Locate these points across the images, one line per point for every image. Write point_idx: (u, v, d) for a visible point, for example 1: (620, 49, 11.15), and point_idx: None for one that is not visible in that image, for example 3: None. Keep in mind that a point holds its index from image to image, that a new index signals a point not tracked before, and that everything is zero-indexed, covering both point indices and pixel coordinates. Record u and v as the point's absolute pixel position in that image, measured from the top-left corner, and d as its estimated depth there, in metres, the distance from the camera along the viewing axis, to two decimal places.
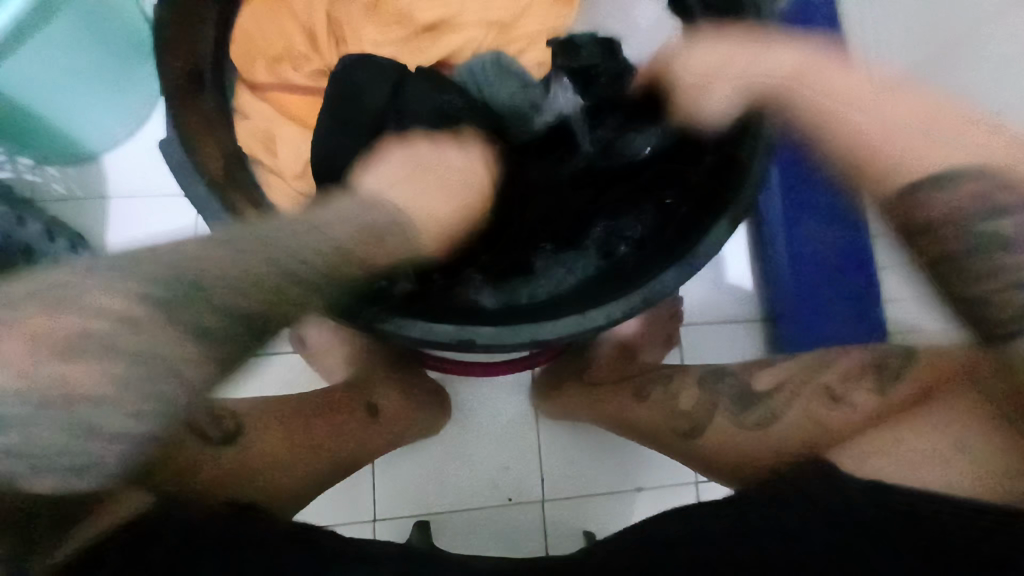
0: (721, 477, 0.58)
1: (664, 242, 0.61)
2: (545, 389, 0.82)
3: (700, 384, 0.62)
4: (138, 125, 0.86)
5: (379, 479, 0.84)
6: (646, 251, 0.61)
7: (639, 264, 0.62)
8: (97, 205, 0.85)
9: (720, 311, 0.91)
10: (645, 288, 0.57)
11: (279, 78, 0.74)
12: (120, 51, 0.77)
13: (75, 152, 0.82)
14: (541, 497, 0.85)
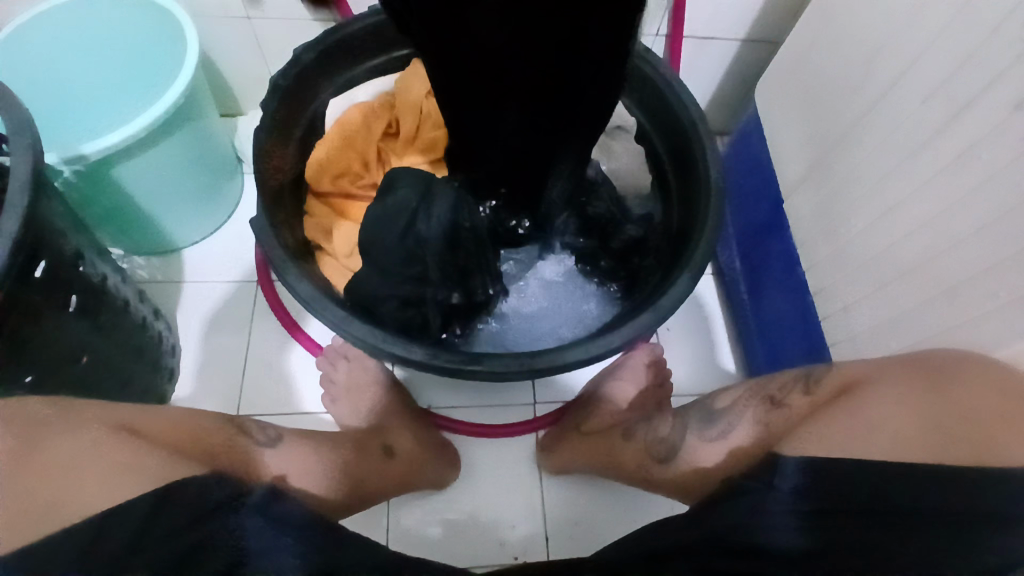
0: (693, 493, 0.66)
1: (635, 314, 0.80)
2: (548, 447, 0.91)
3: (674, 417, 0.73)
4: (219, 227, 1.07)
5: (393, 534, 0.90)
6: (620, 321, 0.80)
7: (614, 324, 0.80)
8: (171, 287, 1.03)
9: (708, 383, 1.01)
10: (622, 341, 0.75)
11: (340, 189, 0.93)
12: (215, 170, 1.00)
13: (162, 245, 1.02)
14: (546, 557, 0.90)
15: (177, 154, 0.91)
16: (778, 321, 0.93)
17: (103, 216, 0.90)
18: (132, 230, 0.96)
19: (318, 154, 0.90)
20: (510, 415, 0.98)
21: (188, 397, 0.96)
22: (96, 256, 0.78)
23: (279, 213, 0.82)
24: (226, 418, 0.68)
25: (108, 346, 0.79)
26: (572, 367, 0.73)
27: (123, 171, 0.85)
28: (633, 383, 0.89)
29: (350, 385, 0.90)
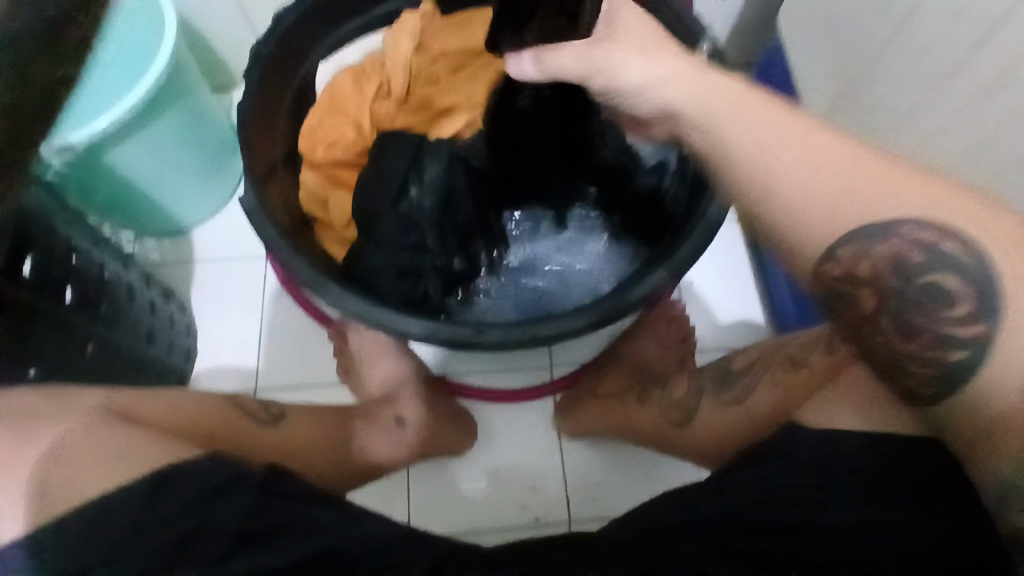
0: (710, 458, 0.64)
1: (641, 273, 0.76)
2: (566, 411, 0.88)
3: (690, 378, 0.70)
4: (225, 205, 1.05)
5: (415, 500, 0.90)
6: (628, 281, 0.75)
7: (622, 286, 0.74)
8: (184, 268, 1.03)
9: (733, 337, 0.97)
10: (620, 299, 0.70)
11: (332, 157, 0.87)
12: (215, 147, 0.98)
13: (170, 228, 1.02)
14: (568, 518, 0.89)
15: (169, 135, 0.88)
16: (807, 265, 0.91)
17: (106, 205, 0.90)
18: (138, 216, 0.95)
19: (308, 123, 0.88)
20: (526, 380, 0.96)
21: (207, 375, 0.96)
22: (92, 244, 0.80)
23: (273, 189, 0.79)
24: (230, 399, 0.67)
25: (116, 332, 0.80)
26: (567, 328, 0.69)
27: (114, 157, 0.83)
28: (650, 343, 0.85)
29: (361, 357, 0.89)
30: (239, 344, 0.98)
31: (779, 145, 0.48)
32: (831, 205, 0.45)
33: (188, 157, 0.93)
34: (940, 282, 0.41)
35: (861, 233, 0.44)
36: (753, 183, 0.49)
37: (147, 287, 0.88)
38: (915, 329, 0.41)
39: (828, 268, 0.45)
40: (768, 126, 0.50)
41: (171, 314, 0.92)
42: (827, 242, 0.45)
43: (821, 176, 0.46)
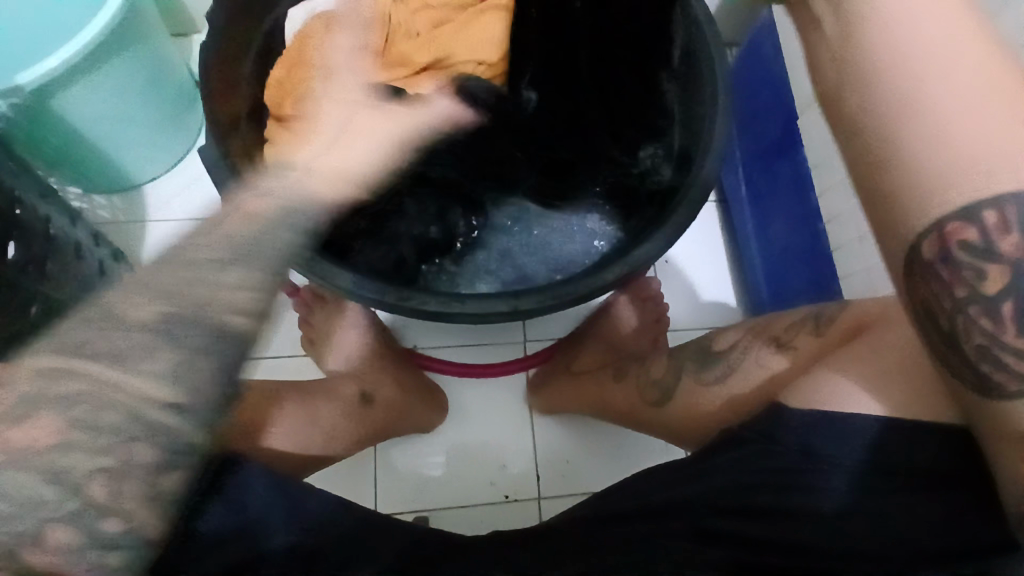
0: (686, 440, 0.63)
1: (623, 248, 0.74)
2: (538, 387, 0.87)
3: (668, 357, 0.68)
4: (182, 160, 0.98)
5: (381, 475, 0.88)
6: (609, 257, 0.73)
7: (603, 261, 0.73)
8: (136, 229, 0.96)
9: (709, 317, 0.96)
10: (599, 274, 0.68)
11: (302, 112, 0.79)
12: (174, 96, 0.91)
13: (120, 181, 0.94)
14: (537, 495, 0.88)
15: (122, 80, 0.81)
16: (787, 249, 0.89)
17: (51, 152, 0.83)
18: (85, 166, 0.88)
19: (276, 73, 0.82)
20: (498, 355, 0.94)
21: None
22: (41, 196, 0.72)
23: (234, 145, 0.74)
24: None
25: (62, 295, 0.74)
26: (546, 300, 0.67)
27: (62, 101, 0.76)
28: (627, 320, 0.84)
29: (326, 327, 0.84)
30: None
31: (944, 52, 0.34)
32: (975, 154, 0.33)
33: (146, 106, 0.86)
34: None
35: (1015, 197, 0.32)
36: (897, 89, 0.34)
37: (98, 246, 0.81)
38: (1004, 357, 0.34)
39: (946, 233, 0.34)
40: (933, 5, 0.34)
41: (124, 276, 0.85)
42: (967, 201, 0.33)
43: (989, 114, 0.33)
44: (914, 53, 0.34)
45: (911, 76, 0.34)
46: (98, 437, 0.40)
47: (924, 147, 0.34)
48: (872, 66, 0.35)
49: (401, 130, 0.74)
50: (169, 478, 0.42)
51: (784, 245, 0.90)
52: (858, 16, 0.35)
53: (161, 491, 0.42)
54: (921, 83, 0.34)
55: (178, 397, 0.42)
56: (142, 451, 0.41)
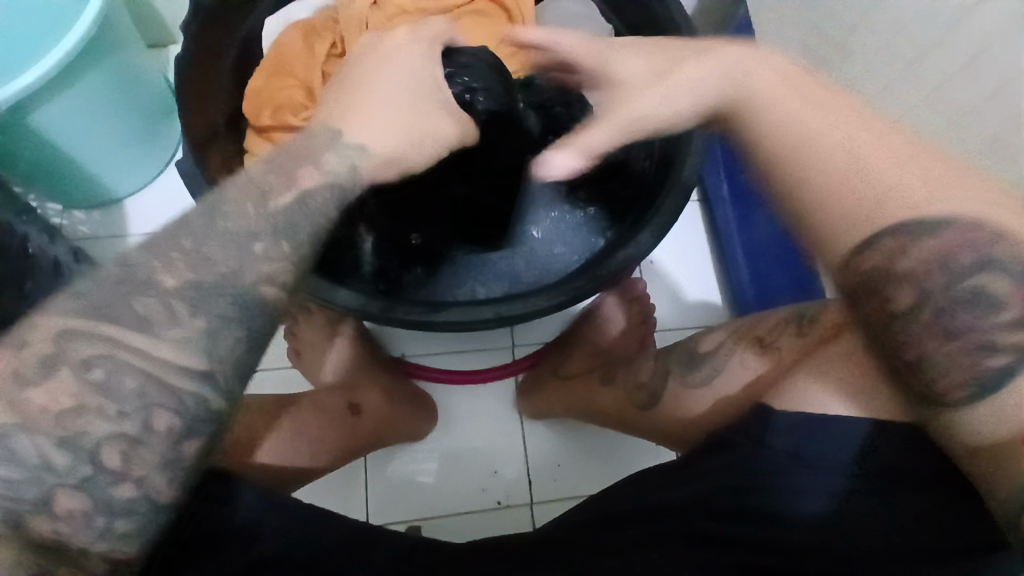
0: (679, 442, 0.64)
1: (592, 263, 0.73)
2: (526, 392, 0.87)
3: (656, 359, 0.68)
4: (162, 173, 0.97)
5: (372, 485, 0.87)
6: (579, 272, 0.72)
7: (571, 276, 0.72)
8: (116, 243, 0.94)
9: (696, 317, 0.97)
10: (569, 289, 0.68)
11: (282, 123, 0.79)
12: (150, 109, 0.89)
13: (100, 197, 0.93)
14: (529, 499, 0.88)
15: (99, 95, 0.80)
16: (767, 249, 0.91)
17: (30, 170, 0.82)
18: (65, 183, 0.87)
19: (253, 84, 0.81)
20: (487, 360, 0.93)
21: None
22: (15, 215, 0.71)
23: (214, 159, 0.73)
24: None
25: None
26: (507, 312, 0.67)
27: (39, 119, 0.75)
28: (615, 321, 0.84)
29: (310, 338, 0.83)
30: None
31: (841, 136, 0.46)
32: (888, 191, 0.43)
33: (121, 119, 0.85)
34: (991, 284, 0.39)
35: (920, 224, 0.41)
36: (815, 161, 0.46)
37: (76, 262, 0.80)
38: (959, 329, 0.39)
39: (864, 260, 0.43)
40: (816, 117, 0.47)
41: None
42: (884, 226, 0.43)
43: (891, 167, 0.44)
44: (815, 134, 0.47)
45: (833, 147, 0.46)
46: (113, 407, 0.38)
47: (850, 189, 0.44)
48: (790, 150, 0.47)
49: None
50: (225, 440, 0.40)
51: (765, 246, 0.92)
52: (763, 125, 0.49)
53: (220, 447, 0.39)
54: (832, 152, 0.46)
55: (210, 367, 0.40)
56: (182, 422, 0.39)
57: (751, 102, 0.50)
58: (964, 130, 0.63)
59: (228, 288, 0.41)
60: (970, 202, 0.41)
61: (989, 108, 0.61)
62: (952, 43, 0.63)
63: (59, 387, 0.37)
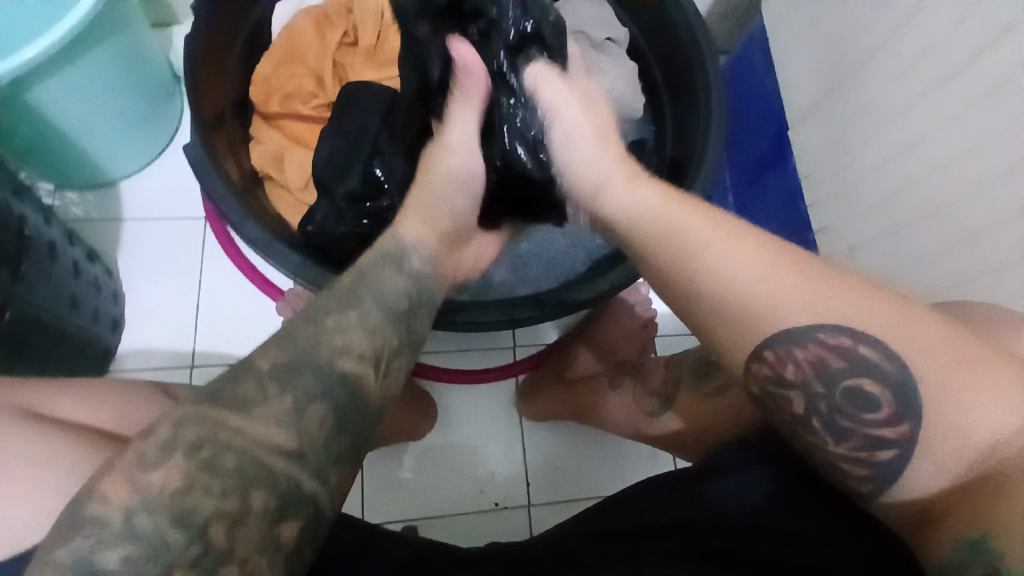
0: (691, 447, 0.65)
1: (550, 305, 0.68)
2: (528, 393, 0.86)
3: (666, 364, 0.69)
4: (159, 157, 0.94)
5: (368, 484, 0.86)
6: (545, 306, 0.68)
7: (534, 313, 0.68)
8: (109, 226, 0.91)
9: None
10: (564, 300, 0.67)
11: (291, 111, 0.79)
12: (151, 89, 0.87)
13: (94, 179, 0.90)
14: (526, 502, 0.88)
15: (101, 71, 0.77)
16: None
17: (22, 147, 0.79)
18: (59, 162, 0.84)
19: (262, 69, 0.79)
20: (488, 360, 0.93)
21: (135, 350, 0.87)
22: (12, 193, 0.68)
23: (223, 145, 0.71)
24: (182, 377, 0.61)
25: (36, 302, 0.70)
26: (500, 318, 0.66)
27: (37, 93, 0.72)
28: (614, 324, 0.84)
29: None
30: (168, 313, 0.89)
31: (701, 248, 0.43)
32: (752, 302, 0.40)
33: (123, 98, 0.82)
34: (859, 385, 0.38)
35: (782, 336, 0.39)
36: (686, 275, 0.43)
37: (71, 245, 0.77)
38: (841, 429, 0.39)
39: (756, 373, 0.41)
40: (698, 221, 0.44)
41: (98, 277, 0.82)
42: (752, 345, 0.40)
43: (752, 276, 0.40)
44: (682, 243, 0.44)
45: (687, 263, 0.43)
46: (217, 485, 0.33)
47: (724, 311, 0.41)
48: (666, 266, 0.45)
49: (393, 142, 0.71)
50: (288, 528, 0.35)
51: None
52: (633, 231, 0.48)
53: (281, 539, 0.34)
54: (702, 266, 0.42)
55: (301, 442, 0.36)
56: (260, 497, 0.34)
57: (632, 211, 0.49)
58: (955, 169, 0.63)
59: (308, 366, 0.39)
60: (810, 305, 0.39)
61: (961, 162, 0.62)
62: (938, 100, 0.64)
63: (169, 461, 0.33)
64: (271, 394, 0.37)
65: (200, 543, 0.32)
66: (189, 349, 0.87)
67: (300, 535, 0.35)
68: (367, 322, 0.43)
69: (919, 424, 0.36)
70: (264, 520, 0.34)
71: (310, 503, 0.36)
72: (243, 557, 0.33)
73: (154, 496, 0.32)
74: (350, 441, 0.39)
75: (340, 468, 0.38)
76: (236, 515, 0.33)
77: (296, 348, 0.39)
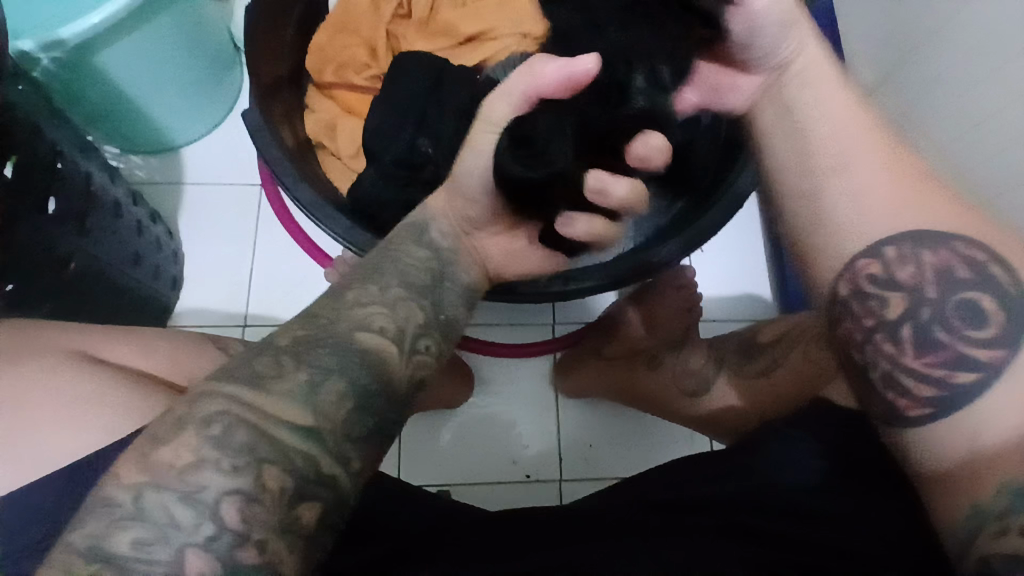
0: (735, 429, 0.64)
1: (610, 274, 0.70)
2: (565, 371, 0.87)
3: (707, 346, 0.68)
4: (219, 125, 0.98)
5: (405, 449, 0.89)
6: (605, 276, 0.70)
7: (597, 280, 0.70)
8: (172, 189, 0.96)
9: (741, 308, 0.95)
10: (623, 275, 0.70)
11: (343, 80, 0.80)
12: (213, 59, 0.90)
13: (158, 144, 0.94)
14: (558, 477, 0.88)
15: (165, 38, 0.80)
16: None
17: (90, 110, 0.83)
18: (124, 126, 0.88)
19: (317, 39, 0.81)
20: (527, 334, 0.93)
21: (192, 308, 0.91)
22: (80, 151, 0.72)
23: (278, 110, 0.73)
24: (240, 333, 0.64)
25: (102, 255, 0.74)
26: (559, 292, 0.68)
27: (110, 59, 0.75)
28: (657, 305, 0.82)
29: None
30: (224, 274, 0.93)
31: (836, 155, 0.44)
32: (872, 208, 0.41)
33: (185, 67, 0.85)
34: (976, 299, 0.37)
35: (908, 239, 0.40)
36: (802, 175, 0.44)
37: (134, 204, 0.81)
38: (932, 342, 0.38)
39: (857, 273, 0.41)
40: (844, 118, 0.45)
41: (159, 237, 0.86)
42: (869, 243, 0.41)
43: (876, 192, 0.42)
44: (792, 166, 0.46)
45: (806, 172, 0.45)
46: (229, 460, 0.33)
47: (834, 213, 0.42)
48: (784, 178, 0.46)
49: (441, 108, 0.71)
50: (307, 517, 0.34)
51: None
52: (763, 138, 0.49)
53: (298, 522, 0.34)
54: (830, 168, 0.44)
55: (317, 420, 0.36)
56: (274, 477, 0.34)
57: (774, 103, 0.48)
58: None
59: (325, 343, 0.39)
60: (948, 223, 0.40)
61: None
62: (1012, 68, 0.65)
63: (177, 439, 0.34)
64: (287, 368, 0.37)
65: (213, 524, 0.32)
66: (241, 309, 0.91)
67: (320, 516, 0.35)
68: (420, 312, 0.46)
69: (1015, 356, 0.36)
70: (280, 502, 0.33)
71: (330, 485, 0.35)
72: (263, 539, 0.32)
73: (165, 475, 0.32)
74: (376, 419, 0.39)
75: (361, 451, 0.37)
76: (249, 495, 0.33)
77: (317, 324, 0.41)
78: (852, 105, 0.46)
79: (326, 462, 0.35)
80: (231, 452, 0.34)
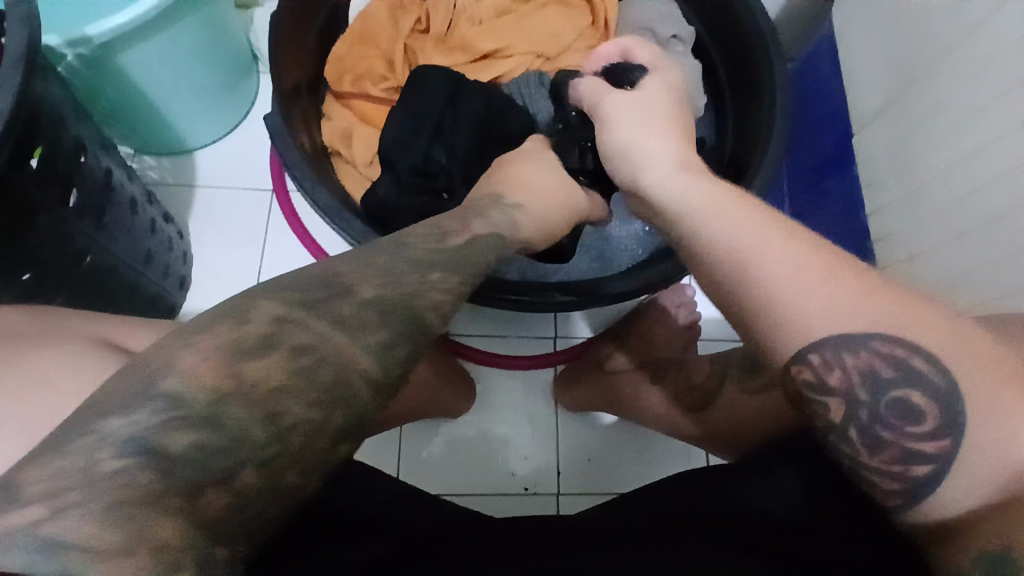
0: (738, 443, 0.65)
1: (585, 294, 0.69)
2: (566, 384, 0.87)
3: (710, 361, 0.69)
4: (234, 129, 1.00)
5: (405, 457, 0.89)
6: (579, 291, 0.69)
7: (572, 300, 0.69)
8: (184, 190, 0.97)
9: None
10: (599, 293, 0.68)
11: (361, 90, 0.82)
12: (231, 65, 0.92)
13: (173, 145, 0.96)
14: (556, 491, 0.88)
15: (187, 41, 0.82)
16: None
17: (108, 108, 0.84)
18: (141, 126, 0.89)
19: (337, 50, 0.83)
20: (529, 347, 0.94)
21: (199, 308, 0.92)
22: (100, 148, 0.73)
23: (296, 115, 0.75)
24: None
25: (114, 251, 0.75)
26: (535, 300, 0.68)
27: (131, 57, 0.77)
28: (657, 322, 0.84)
29: None
30: (231, 276, 0.94)
31: (753, 240, 0.40)
32: (800, 309, 0.37)
33: (205, 71, 0.87)
34: (906, 396, 0.36)
35: (841, 343, 0.36)
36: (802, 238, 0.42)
37: (148, 203, 0.82)
38: (877, 439, 0.36)
39: (798, 376, 0.38)
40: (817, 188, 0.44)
41: (170, 236, 0.87)
42: (799, 347, 0.37)
43: (812, 291, 0.37)
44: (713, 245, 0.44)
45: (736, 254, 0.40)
46: (204, 427, 0.29)
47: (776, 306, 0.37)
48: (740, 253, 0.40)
49: (458, 121, 0.73)
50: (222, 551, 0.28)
51: None
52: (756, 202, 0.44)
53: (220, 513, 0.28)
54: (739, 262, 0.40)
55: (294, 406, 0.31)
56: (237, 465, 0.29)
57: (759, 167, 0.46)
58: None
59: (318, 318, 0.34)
60: (873, 312, 0.36)
61: None
62: None
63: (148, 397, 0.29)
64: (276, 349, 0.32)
65: (176, 491, 0.27)
66: None
67: (250, 505, 0.29)
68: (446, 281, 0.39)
69: None
70: (227, 484, 0.29)
71: (277, 481, 0.30)
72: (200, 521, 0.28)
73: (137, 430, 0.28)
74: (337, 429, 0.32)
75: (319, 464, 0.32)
76: (217, 474, 0.28)
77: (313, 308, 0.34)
78: (734, 201, 0.44)
79: (285, 455, 0.30)
80: (203, 425, 0.29)
